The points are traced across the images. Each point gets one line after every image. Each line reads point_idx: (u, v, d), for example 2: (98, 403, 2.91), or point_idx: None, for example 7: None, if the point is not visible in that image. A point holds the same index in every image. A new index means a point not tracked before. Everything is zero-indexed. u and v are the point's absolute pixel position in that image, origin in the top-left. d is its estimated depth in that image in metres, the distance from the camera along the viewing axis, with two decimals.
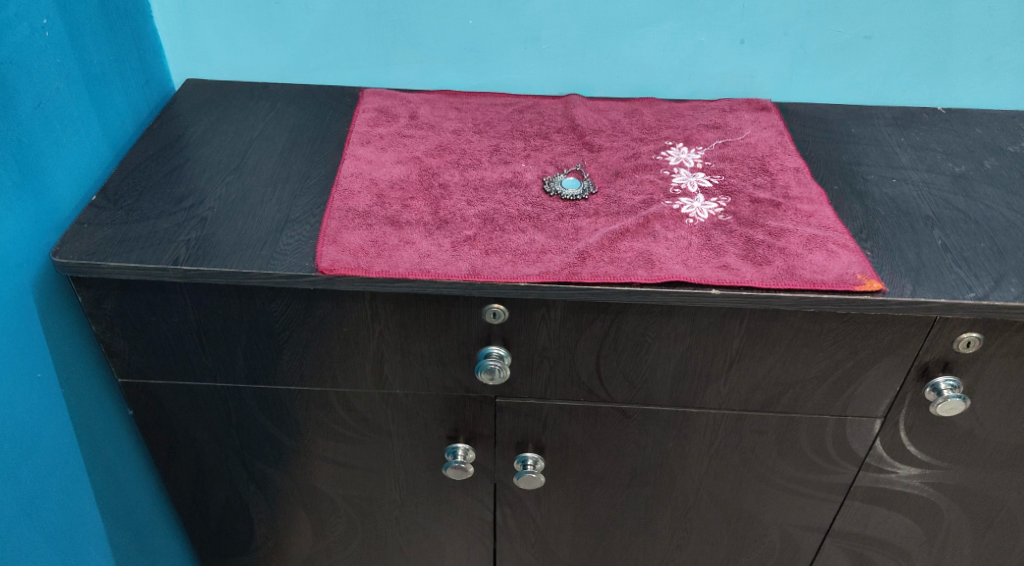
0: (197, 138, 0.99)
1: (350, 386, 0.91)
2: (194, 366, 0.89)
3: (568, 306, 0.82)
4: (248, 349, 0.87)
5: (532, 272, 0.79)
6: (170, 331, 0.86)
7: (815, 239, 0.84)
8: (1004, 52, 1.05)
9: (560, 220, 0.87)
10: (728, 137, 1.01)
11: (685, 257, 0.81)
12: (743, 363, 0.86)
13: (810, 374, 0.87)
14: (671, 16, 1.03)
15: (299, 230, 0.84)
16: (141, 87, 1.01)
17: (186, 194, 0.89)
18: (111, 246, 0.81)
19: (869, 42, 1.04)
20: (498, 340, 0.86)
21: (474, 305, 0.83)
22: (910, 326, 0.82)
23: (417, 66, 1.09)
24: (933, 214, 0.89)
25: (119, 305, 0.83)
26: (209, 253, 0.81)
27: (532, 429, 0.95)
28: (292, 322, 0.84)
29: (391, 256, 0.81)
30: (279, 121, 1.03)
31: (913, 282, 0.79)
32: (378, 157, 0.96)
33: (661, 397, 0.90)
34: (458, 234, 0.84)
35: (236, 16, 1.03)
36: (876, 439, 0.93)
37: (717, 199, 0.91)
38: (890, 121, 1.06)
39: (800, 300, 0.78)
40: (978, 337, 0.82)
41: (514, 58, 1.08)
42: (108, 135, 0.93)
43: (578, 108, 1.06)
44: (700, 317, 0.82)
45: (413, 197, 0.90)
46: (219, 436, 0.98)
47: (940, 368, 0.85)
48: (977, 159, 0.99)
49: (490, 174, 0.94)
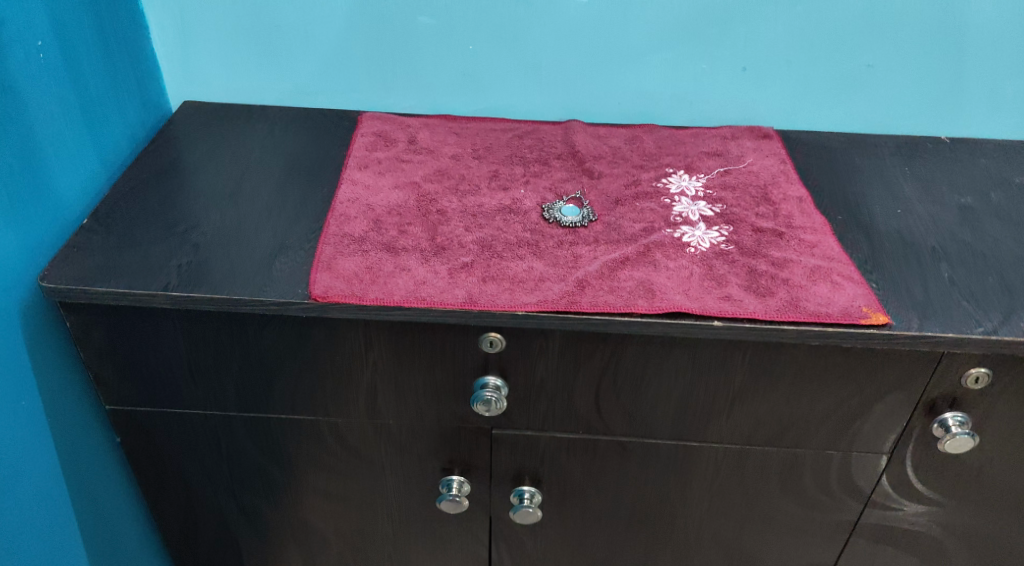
0: (192, 163, 0.98)
1: (342, 417, 0.89)
2: (184, 394, 0.87)
3: (567, 337, 0.80)
4: (238, 378, 0.85)
5: (530, 301, 0.77)
6: (159, 359, 0.84)
7: (818, 271, 0.82)
8: (1006, 86, 1.04)
9: (559, 247, 0.86)
10: (729, 165, 1.00)
11: (686, 287, 0.80)
12: (747, 399, 0.84)
13: (813, 410, 0.84)
14: (672, 44, 1.02)
15: (292, 257, 0.83)
16: (136, 110, 1.00)
17: (179, 220, 0.87)
18: (102, 271, 0.79)
19: (872, 71, 1.03)
20: (494, 371, 0.84)
21: (470, 334, 0.81)
22: (916, 362, 0.80)
23: (416, 91, 1.08)
24: (939, 247, 0.88)
25: (109, 332, 0.82)
26: (201, 279, 0.79)
27: (528, 462, 0.93)
28: (284, 351, 0.82)
29: (386, 283, 0.79)
30: (277, 146, 1.02)
31: (920, 315, 0.78)
32: (376, 182, 0.95)
33: (662, 433, 0.88)
34: (454, 261, 0.83)
35: (234, 38, 1.03)
36: (881, 477, 0.91)
37: (719, 228, 0.89)
38: (894, 151, 1.05)
39: (804, 333, 0.76)
40: (986, 373, 0.80)
41: (514, 85, 1.07)
42: (102, 158, 0.92)
43: (578, 134, 1.05)
44: (701, 350, 0.80)
45: (409, 223, 0.88)
46: (207, 467, 0.96)
47: (947, 404, 0.83)
48: (982, 191, 0.98)
49: (488, 200, 0.93)
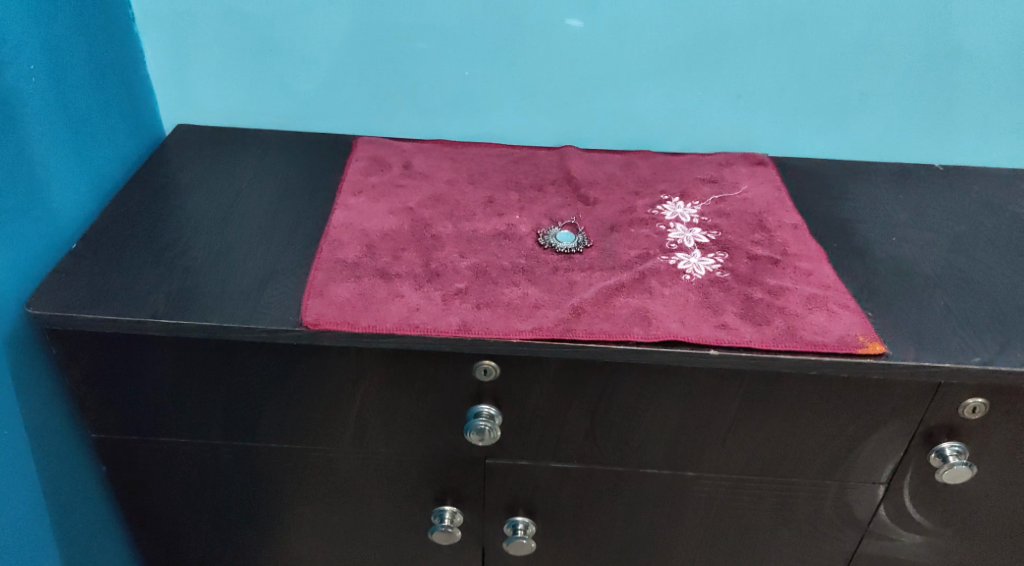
0: (184, 187, 0.97)
1: (333, 445, 0.87)
2: (171, 422, 0.86)
3: (561, 364, 0.79)
4: (227, 406, 0.84)
5: (525, 328, 0.77)
6: (147, 387, 0.82)
7: (814, 299, 0.82)
8: (998, 113, 1.05)
9: (554, 273, 0.85)
10: (724, 192, 1.00)
11: (682, 315, 0.79)
12: (743, 428, 0.83)
13: (809, 440, 0.84)
14: (667, 71, 1.03)
15: (284, 284, 0.82)
16: (129, 134, 1.00)
17: (169, 244, 0.87)
18: (89, 297, 0.78)
19: (865, 99, 1.04)
20: (488, 399, 0.83)
21: (464, 362, 0.80)
22: (913, 391, 0.79)
23: (411, 116, 1.08)
24: (934, 275, 0.87)
25: (96, 359, 0.80)
26: (190, 306, 0.78)
27: (522, 492, 0.92)
28: (274, 379, 0.81)
29: (379, 309, 0.78)
30: (270, 170, 1.02)
31: (917, 345, 0.77)
32: (370, 207, 0.94)
33: (657, 462, 0.87)
34: (448, 287, 0.82)
35: (228, 62, 1.03)
36: (879, 507, 0.90)
37: (715, 255, 0.89)
38: (888, 179, 1.05)
39: (801, 362, 0.76)
40: (983, 403, 0.80)
41: (508, 110, 1.07)
42: (93, 182, 0.91)
43: (573, 160, 1.05)
44: (697, 379, 0.79)
45: (403, 248, 0.88)
46: (194, 495, 0.94)
47: (945, 434, 0.83)
48: (977, 219, 0.98)
49: (483, 226, 0.92)
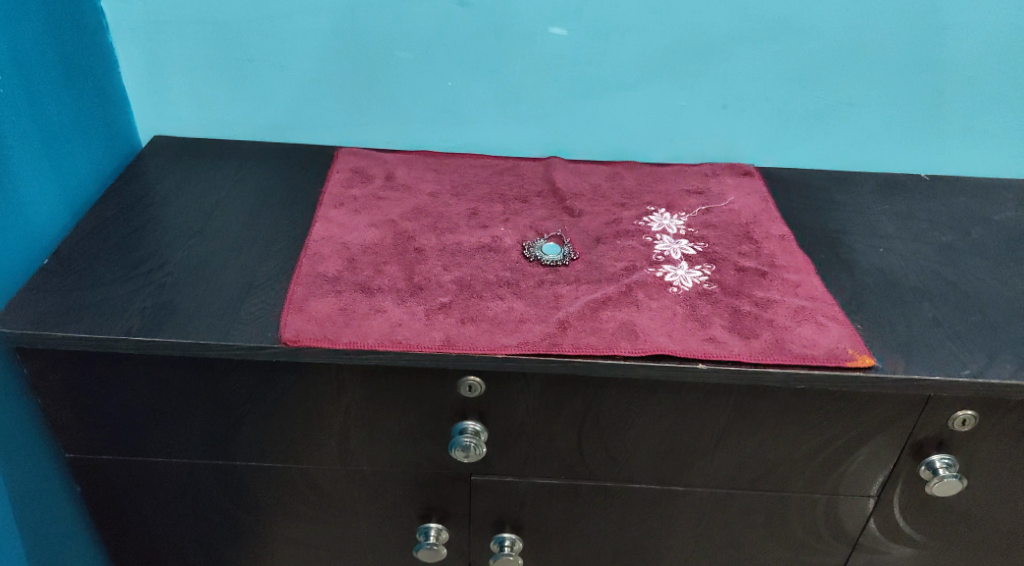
0: (160, 200, 0.95)
1: (314, 463, 0.85)
2: (147, 441, 0.83)
3: (548, 380, 0.78)
4: (205, 424, 0.81)
5: (510, 343, 0.75)
6: (121, 405, 0.80)
7: (802, 311, 0.81)
8: (983, 122, 1.05)
9: (539, 287, 0.84)
10: (710, 203, 0.99)
11: (669, 328, 0.78)
12: (732, 442, 0.82)
13: (798, 453, 0.82)
14: (651, 81, 1.02)
15: (263, 298, 0.80)
16: (104, 146, 0.98)
17: (144, 258, 0.84)
18: (61, 314, 0.76)
19: (850, 108, 1.04)
20: (473, 415, 0.81)
21: (448, 377, 0.78)
22: (902, 403, 0.78)
23: (394, 127, 1.07)
24: (922, 286, 0.87)
25: (68, 378, 0.78)
26: (165, 322, 0.76)
27: (508, 507, 0.90)
28: (253, 396, 0.79)
29: (361, 325, 0.76)
30: (249, 182, 1.00)
31: (906, 357, 0.76)
32: (351, 220, 0.93)
33: (645, 477, 0.85)
34: (432, 301, 0.80)
35: (206, 72, 1.01)
36: (868, 520, 0.89)
37: (701, 267, 0.88)
38: (874, 189, 1.05)
39: (789, 376, 0.75)
40: (972, 415, 0.79)
41: (492, 121, 1.06)
42: (66, 195, 0.89)
43: (558, 171, 1.04)
44: (684, 393, 0.78)
45: (386, 262, 0.86)
46: (172, 515, 0.91)
47: (934, 446, 0.82)
48: (963, 229, 0.98)
49: (467, 238, 0.91)
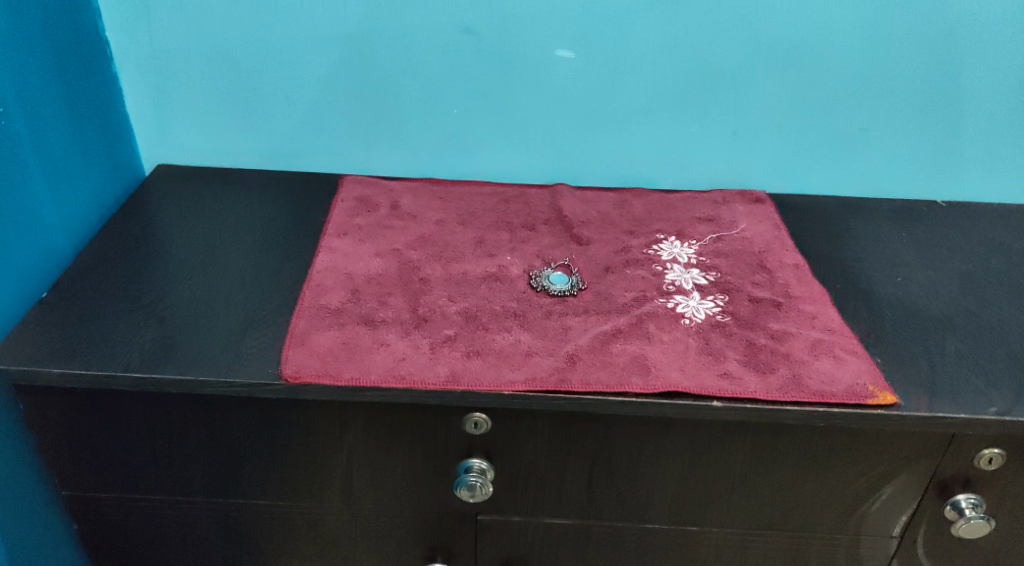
0: (163, 230, 0.93)
1: (316, 502, 0.83)
2: (146, 480, 0.81)
3: (556, 417, 0.75)
4: (205, 462, 0.79)
5: (517, 379, 0.73)
6: (119, 444, 0.78)
7: (820, 344, 0.78)
8: (1002, 149, 1.02)
9: (547, 318, 0.81)
10: (722, 231, 0.97)
11: (682, 363, 0.75)
12: (749, 481, 0.79)
13: (818, 492, 0.79)
14: (661, 108, 1.00)
15: (264, 333, 0.78)
16: (107, 175, 0.97)
17: (145, 291, 0.83)
18: (59, 350, 0.74)
19: (865, 134, 1.02)
20: (479, 453, 0.78)
21: (453, 414, 0.76)
22: (926, 441, 0.75)
23: (399, 155, 1.05)
24: (943, 318, 0.84)
25: (66, 416, 0.76)
26: (165, 358, 0.74)
27: (517, 548, 0.87)
28: (255, 434, 0.77)
29: (363, 360, 0.74)
30: (253, 212, 0.98)
31: (929, 393, 0.74)
32: (355, 249, 0.91)
33: (659, 517, 0.82)
34: (437, 334, 0.78)
35: (210, 101, 1.00)
36: (892, 561, 0.85)
37: (714, 297, 0.85)
38: (890, 216, 1.03)
39: (808, 414, 0.72)
40: (999, 453, 0.76)
41: (499, 148, 1.04)
42: (67, 226, 0.88)
43: (566, 199, 1.02)
44: (699, 431, 0.75)
45: (390, 293, 0.84)
46: (172, 555, 0.89)
47: (960, 485, 0.79)
48: (984, 258, 0.95)
49: (473, 267, 0.89)
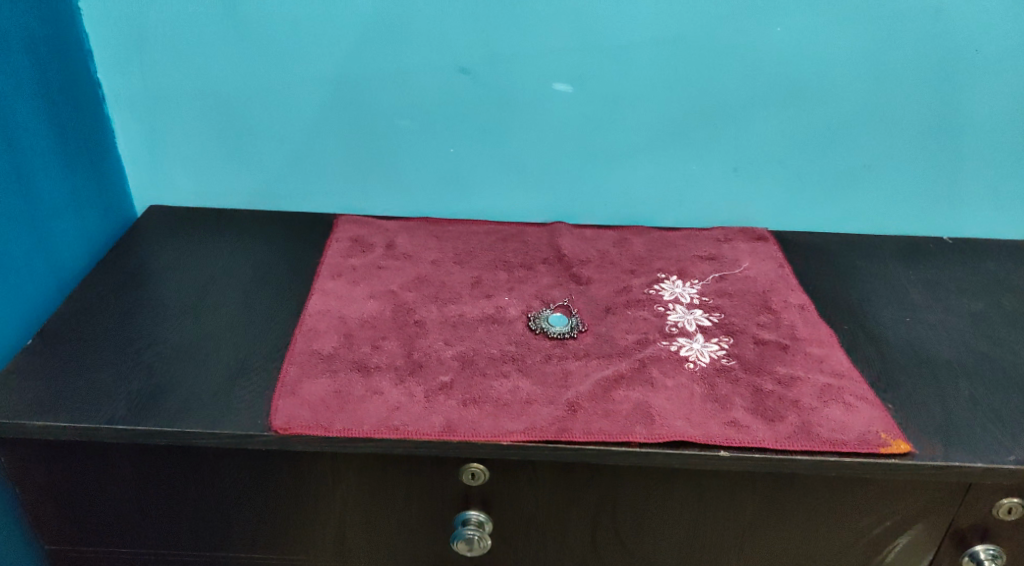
0: (154, 274, 0.91)
1: (307, 556, 0.79)
2: (130, 534, 0.78)
3: (557, 467, 0.72)
4: (192, 515, 0.76)
5: (516, 429, 0.70)
6: (103, 498, 0.75)
7: (829, 390, 0.76)
8: (1007, 187, 1.01)
9: (547, 362, 0.79)
10: (725, 270, 0.95)
11: (688, 411, 0.73)
12: (758, 532, 0.76)
13: (831, 543, 0.76)
14: (660, 146, 0.99)
15: (254, 381, 0.75)
16: (97, 217, 0.95)
17: (134, 338, 0.80)
18: (40, 401, 0.71)
19: (868, 171, 1.00)
20: (477, 504, 0.75)
21: (450, 465, 0.73)
22: (943, 491, 0.72)
23: (395, 193, 1.03)
24: (954, 360, 0.82)
25: (48, 469, 0.73)
26: (151, 408, 0.71)
27: None
28: (244, 486, 0.74)
29: (356, 410, 0.71)
30: (246, 254, 0.96)
31: (945, 441, 0.71)
32: (349, 291, 0.88)
33: None
34: (433, 380, 0.75)
35: (202, 140, 0.98)
36: None
37: (719, 340, 0.83)
38: (895, 254, 1.01)
39: (820, 464, 0.69)
40: (1018, 504, 0.73)
41: (496, 186, 1.03)
42: (54, 270, 0.86)
43: (565, 237, 1.00)
44: (706, 481, 0.72)
45: (384, 337, 0.81)
46: None
47: (977, 535, 0.75)
48: (992, 297, 0.93)
49: (471, 309, 0.87)
